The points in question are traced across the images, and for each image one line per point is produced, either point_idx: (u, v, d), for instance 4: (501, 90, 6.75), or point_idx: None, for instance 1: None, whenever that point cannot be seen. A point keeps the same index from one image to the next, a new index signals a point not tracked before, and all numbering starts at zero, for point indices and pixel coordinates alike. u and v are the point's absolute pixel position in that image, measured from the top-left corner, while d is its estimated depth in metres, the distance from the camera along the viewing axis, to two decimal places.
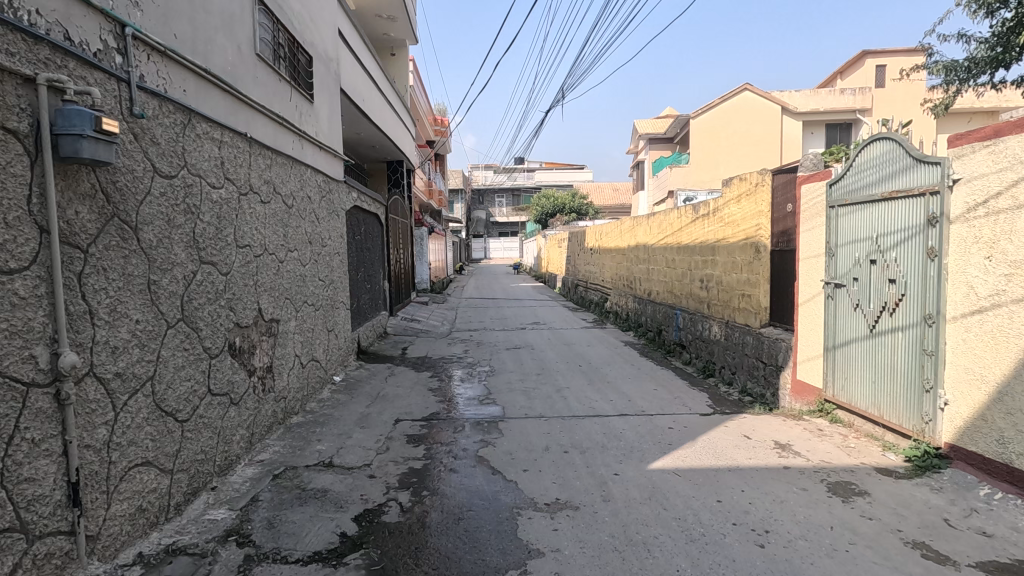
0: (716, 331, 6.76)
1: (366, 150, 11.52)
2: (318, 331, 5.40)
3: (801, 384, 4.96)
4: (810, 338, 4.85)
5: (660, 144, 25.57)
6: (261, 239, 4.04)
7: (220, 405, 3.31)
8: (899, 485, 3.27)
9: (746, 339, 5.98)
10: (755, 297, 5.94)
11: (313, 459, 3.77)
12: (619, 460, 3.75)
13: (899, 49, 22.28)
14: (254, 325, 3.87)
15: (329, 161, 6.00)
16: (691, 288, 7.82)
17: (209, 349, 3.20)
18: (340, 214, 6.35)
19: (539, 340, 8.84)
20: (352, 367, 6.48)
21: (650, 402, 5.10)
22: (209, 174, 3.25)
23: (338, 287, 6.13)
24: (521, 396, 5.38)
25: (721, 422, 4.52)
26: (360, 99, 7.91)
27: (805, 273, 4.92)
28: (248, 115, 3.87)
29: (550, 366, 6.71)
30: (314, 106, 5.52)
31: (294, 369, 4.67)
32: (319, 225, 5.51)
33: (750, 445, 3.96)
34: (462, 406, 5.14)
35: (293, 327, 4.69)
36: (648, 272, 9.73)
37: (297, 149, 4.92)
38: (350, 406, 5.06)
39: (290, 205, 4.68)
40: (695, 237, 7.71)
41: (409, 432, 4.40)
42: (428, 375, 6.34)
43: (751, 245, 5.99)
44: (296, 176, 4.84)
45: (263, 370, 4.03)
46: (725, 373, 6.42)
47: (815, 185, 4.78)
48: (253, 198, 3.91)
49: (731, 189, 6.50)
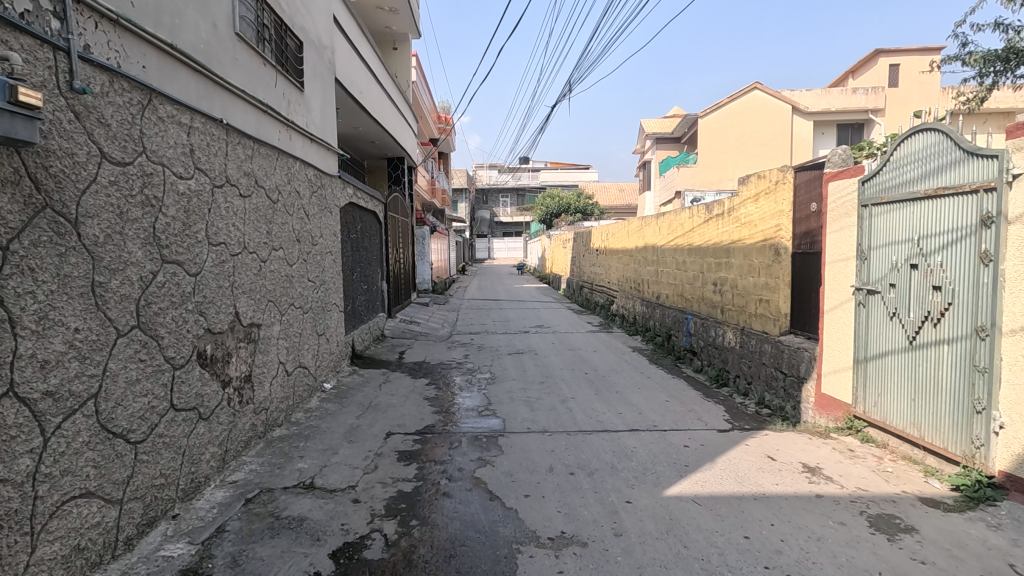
0: (731, 338, 6.38)
1: (365, 146, 11.15)
2: (307, 335, 5.04)
3: (826, 399, 4.58)
4: (836, 349, 4.47)
5: (667, 144, 25.13)
6: (240, 236, 3.69)
7: (184, 422, 2.95)
8: (949, 519, 2.89)
9: (764, 347, 5.61)
10: (774, 303, 5.56)
11: (292, 480, 3.41)
12: (630, 485, 3.37)
13: (913, 47, 21.81)
14: (230, 331, 3.51)
15: (321, 154, 5.65)
16: (703, 291, 7.44)
17: (172, 360, 2.85)
18: (333, 211, 6.00)
19: (543, 344, 8.48)
20: (344, 373, 6.13)
21: (662, 416, 4.72)
22: (174, 162, 2.89)
23: (330, 289, 5.78)
24: (523, 407, 5.01)
25: (741, 439, 4.14)
26: (358, 91, 7.57)
27: (832, 277, 4.53)
28: (225, 100, 3.51)
29: (555, 373, 6.33)
30: (304, 95, 5.16)
31: (277, 378, 4.32)
32: (309, 222, 5.16)
33: (776, 468, 3.58)
34: (460, 417, 4.78)
35: (278, 332, 4.33)
36: (657, 274, 9.35)
37: (283, 140, 4.57)
38: (339, 417, 4.70)
39: (275, 199, 4.31)
40: (708, 238, 7.33)
41: (401, 447, 4.04)
42: (426, 382, 5.98)
43: (770, 247, 5.61)
44: (282, 168, 4.49)
45: (240, 380, 3.67)
46: (740, 383, 6.06)
47: (845, 181, 4.40)
48: (230, 191, 3.55)
49: (748, 187, 6.12)
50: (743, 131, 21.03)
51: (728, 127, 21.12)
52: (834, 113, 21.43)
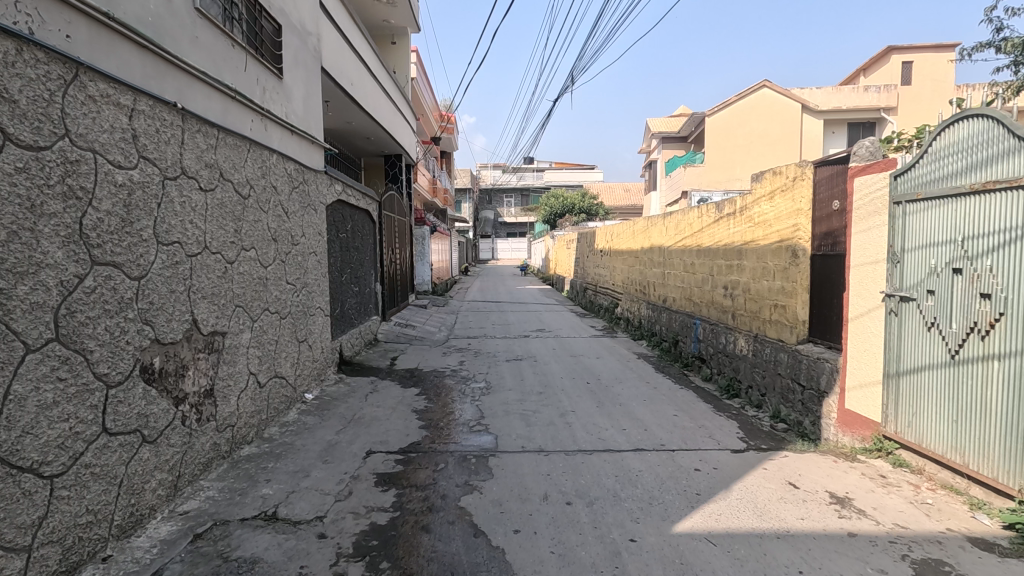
0: (743, 346, 5.99)
1: (360, 142, 10.75)
2: (285, 342, 4.65)
3: (851, 415, 4.16)
4: (863, 362, 4.06)
5: (673, 143, 24.63)
6: (199, 235, 3.31)
7: (122, 448, 2.57)
8: (1008, 568, 2.47)
9: (780, 357, 5.20)
10: (791, 309, 5.14)
11: (252, 509, 3.02)
12: (634, 519, 2.96)
13: (927, 44, 21.35)
14: (185, 342, 3.13)
15: (304, 147, 5.26)
16: (713, 295, 7.02)
17: (105, 377, 2.47)
18: (318, 209, 5.61)
19: (543, 349, 8.08)
20: (329, 382, 5.73)
21: (670, 433, 4.31)
22: (109, 149, 2.51)
23: (313, 292, 5.39)
24: (518, 421, 4.60)
25: (759, 462, 3.73)
26: (349, 82, 7.19)
27: (858, 282, 4.12)
28: (181, 81, 3.13)
29: (554, 383, 5.93)
30: (283, 83, 4.78)
31: (247, 391, 3.93)
32: (288, 220, 4.78)
33: (800, 499, 3.16)
34: (449, 433, 4.39)
35: (247, 340, 3.95)
36: (663, 277, 8.92)
37: (257, 130, 4.18)
38: (317, 432, 4.32)
39: (245, 195, 3.93)
40: (718, 239, 6.91)
41: (380, 469, 3.64)
42: (416, 393, 5.59)
43: (787, 248, 5.19)
44: (255, 161, 4.11)
45: (199, 396, 3.29)
46: (753, 394, 5.66)
47: (874, 176, 3.97)
48: (186, 184, 3.17)
49: (761, 184, 5.69)
50: (751, 129, 20.52)
51: (736, 125, 20.62)
52: (846, 112, 20.95)
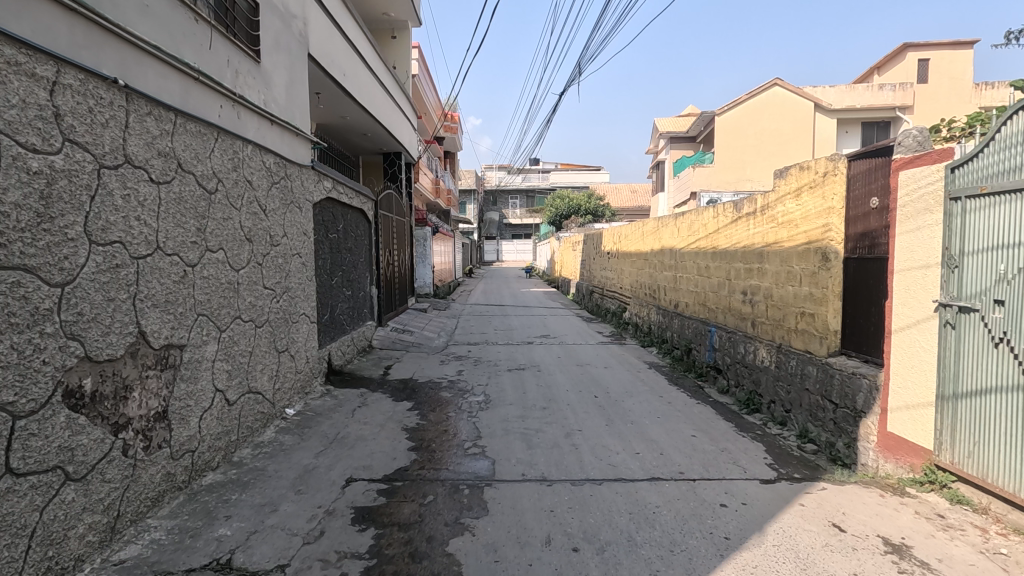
0: (764, 357, 5.52)
1: (357, 139, 10.32)
2: (261, 353, 4.21)
3: (895, 441, 3.67)
4: (910, 380, 3.58)
5: (682, 143, 24.09)
6: (151, 233, 2.87)
7: (35, 491, 2.12)
8: None
9: (808, 371, 4.72)
10: (821, 318, 4.64)
11: (203, 556, 2.56)
12: (653, 572, 2.48)
13: (944, 41, 20.79)
14: (129, 358, 2.69)
15: (287, 139, 4.82)
16: (730, 301, 6.54)
17: (10, 408, 2.02)
18: (303, 207, 5.17)
19: (547, 357, 7.62)
20: (315, 394, 5.29)
21: (689, 458, 3.84)
22: (18, 128, 2.08)
23: (296, 297, 4.96)
24: (519, 443, 4.13)
25: (795, 496, 3.25)
26: (342, 73, 6.78)
27: (904, 290, 3.64)
28: (125, 54, 2.70)
29: (559, 396, 5.45)
30: (261, 67, 4.34)
31: (213, 410, 3.48)
32: (266, 219, 4.34)
33: (850, 547, 2.68)
34: (441, 456, 3.92)
35: (213, 352, 3.50)
36: (675, 281, 8.44)
37: (228, 117, 3.75)
38: (294, 455, 3.87)
39: (211, 189, 3.50)
40: (735, 240, 6.42)
41: (359, 503, 3.18)
42: (408, 407, 5.12)
43: (817, 251, 4.70)
44: (224, 152, 3.67)
45: (148, 419, 2.84)
46: (775, 410, 5.18)
47: (922, 169, 3.50)
48: (132, 173, 2.72)
49: (786, 180, 5.20)
50: (762, 128, 20.14)
51: (747, 125, 20.08)
52: (860, 111, 20.41)
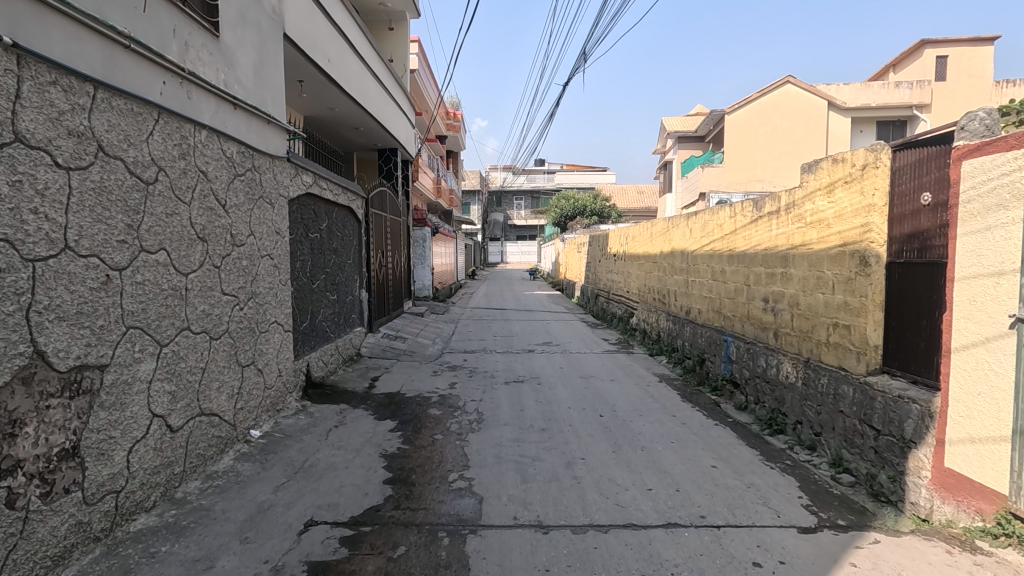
0: (788, 372, 4.96)
1: (349, 134, 9.79)
2: (218, 369, 3.68)
3: (958, 481, 3.10)
4: (975, 409, 3.00)
5: (689, 142, 23.45)
6: (52, 230, 2.32)
7: None
8: None
9: (843, 390, 4.15)
10: (859, 330, 4.06)
11: None
12: None
13: (963, 37, 20.19)
14: (17, 387, 2.16)
15: (255, 126, 4.28)
16: (748, 308, 5.98)
17: None
18: (275, 203, 4.64)
19: (548, 368, 7.08)
20: (287, 412, 4.76)
21: (711, 497, 3.27)
22: None
23: (266, 303, 4.43)
24: (512, 475, 3.58)
25: (844, 554, 2.67)
26: (326, 59, 6.25)
27: (969, 301, 3.06)
28: (18, 4, 2.18)
29: (560, 415, 4.88)
30: (221, 42, 3.81)
31: (148, 440, 2.93)
32: (226, 215, 3.81)
33: None
34: (421, 491, 3.37)
35: (151, 371, 2.96)
36: (687, 285, 7.86)
37: (175, 95, 3.22)
38: (251, 489, 3.33)
39: (149, 179, 2.96)
40: (755, 242, 5.86)
41: (315, 556, 2.64)
42: (391, 428, 4.58)
43: (854, 254, 4.13)
44: (167, 134, 3.13)
45: (51, 458, 2.31)
46: (803, 433, 4.62)
47: (994, 158, 2.92)
48: (25, 156, 2.20)
49: (817, 175, 4.63)
50: (774, 127, 19.42)
51: (757, 124, 19.37)
52: (875, 109, 19.81)
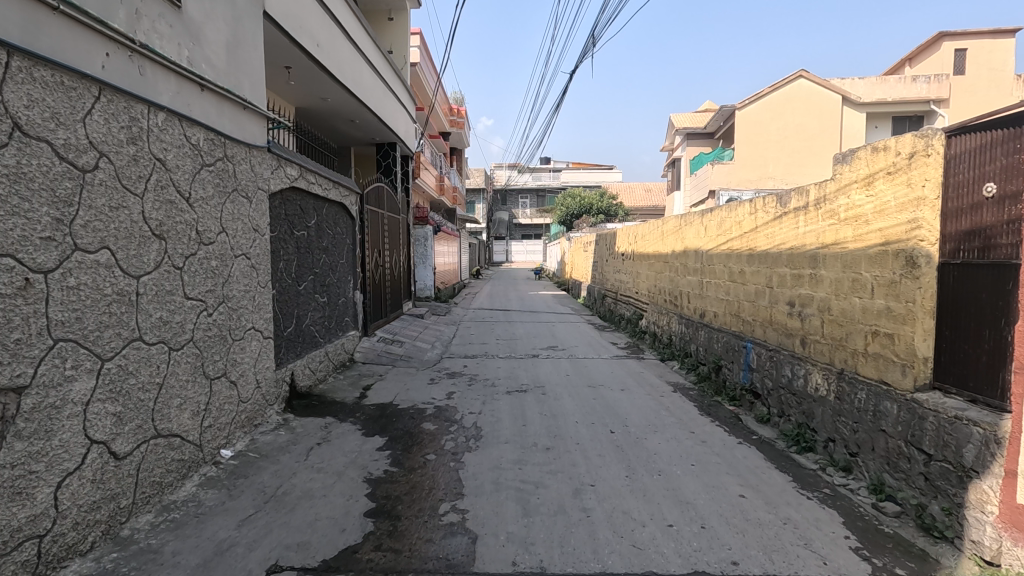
0: (818, 384, 4.49)
1: (344, 127, 9.35)
2: (179, 383, 3.24)
3: None
4: None
5: (698, 139, 22.92)
6: None
7: None
8: None
9: (885, 408, 3.68)
10: (905, 340, 3.59)
11: None
12: None
13: (981, 30, 19.68)
14: None
15: (228, 110, 3.85)
16: (771, 313, 5.50)
17: None
18: (252, 197, 4.21)
19: (553, 374, 6.63)
20: (266, 428, 4.32)
21: (742, 536, 2.81)
22: None
23: (241, 308, 4.00)
24: (513, 506, 3.13)
25: None
26: (315, 44, 5.82)
27: None
28: None
29: (566, 432, 4.43)
30: (184, 14, 3.38)
31: (83, 471, 2.50)
32: (190, 209, 3.37)
33: None
34: (406, 527, 2.92)
35: (87, 390, 2.52)
36: (701, 287, 7.39)
37: (123, 69, 2.79)
38: (211, 523, 2.90)
39: (85, 164, 2.52)
40: (778, 241, 5.39)
41: None
42: (379, 446, 4.14)
43: (899, 253, 3.65)
44: (111, 113, 2.70)
45: None
46: (836, 452, 4.15)
47: None
48: None
49: (853, 166, 4.15)
50: (786, 124, 18.90)
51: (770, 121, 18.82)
52: (891, 104, 19.30)
